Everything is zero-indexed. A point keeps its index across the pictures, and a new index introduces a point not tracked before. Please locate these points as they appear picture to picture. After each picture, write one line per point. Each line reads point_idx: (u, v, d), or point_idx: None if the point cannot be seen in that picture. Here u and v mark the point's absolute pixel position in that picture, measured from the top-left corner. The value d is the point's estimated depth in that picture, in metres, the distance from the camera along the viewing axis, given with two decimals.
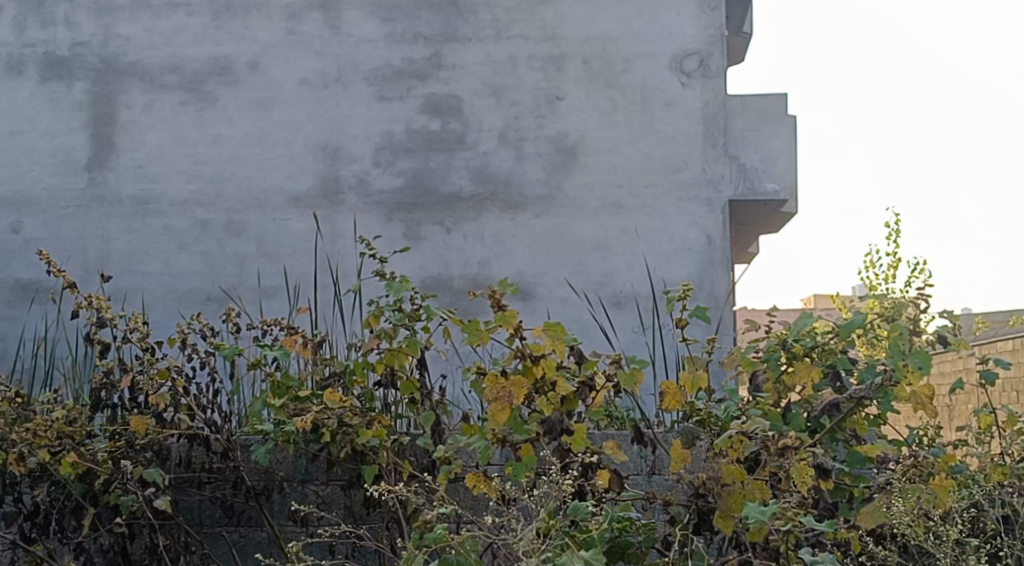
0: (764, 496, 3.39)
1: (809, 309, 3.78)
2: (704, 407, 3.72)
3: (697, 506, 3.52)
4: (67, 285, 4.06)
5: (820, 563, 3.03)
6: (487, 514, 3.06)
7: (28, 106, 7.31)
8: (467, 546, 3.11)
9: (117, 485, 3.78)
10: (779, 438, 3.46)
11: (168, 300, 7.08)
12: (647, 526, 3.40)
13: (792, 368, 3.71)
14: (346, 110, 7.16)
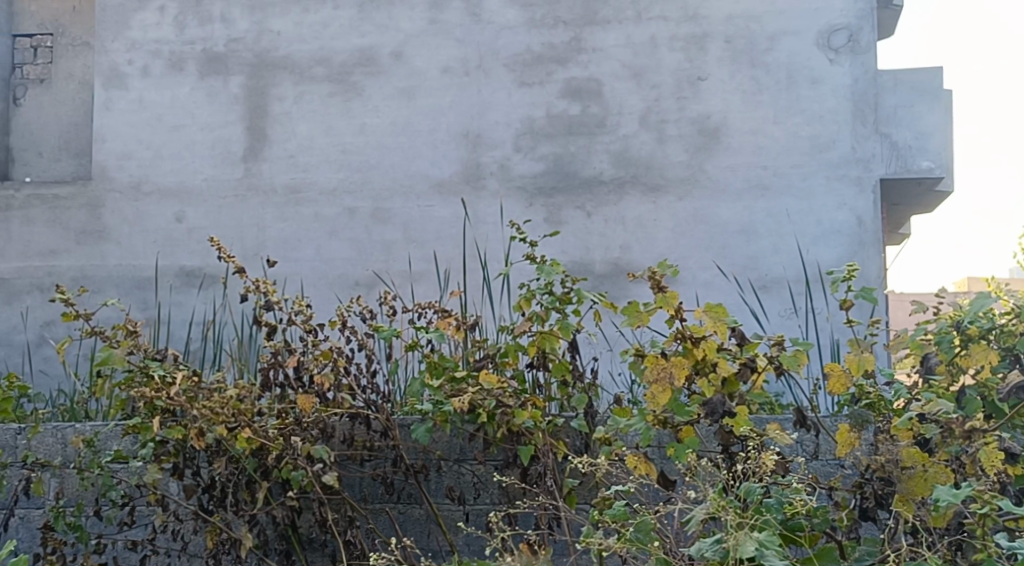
0: (949, 480, 3.41)
1: (988, 290, 3.72)
2: (873, 391, 3.70)
3: (876, 490, 3.62)
4: (237, 270, 4.22)
5: (1018, 547, 3.01)
6: (669, 488, 3.17)
7: (189, 101, 7.56)
8: (647, 525, 3.16)
9: (288, 460, 3.96)
10: (964, 420, 3.43)
11: (321, 285, 7.29)
12: (821, 508, 3.35)
13: (967, 351, 3.68)
14: (487, 97, 7.26)
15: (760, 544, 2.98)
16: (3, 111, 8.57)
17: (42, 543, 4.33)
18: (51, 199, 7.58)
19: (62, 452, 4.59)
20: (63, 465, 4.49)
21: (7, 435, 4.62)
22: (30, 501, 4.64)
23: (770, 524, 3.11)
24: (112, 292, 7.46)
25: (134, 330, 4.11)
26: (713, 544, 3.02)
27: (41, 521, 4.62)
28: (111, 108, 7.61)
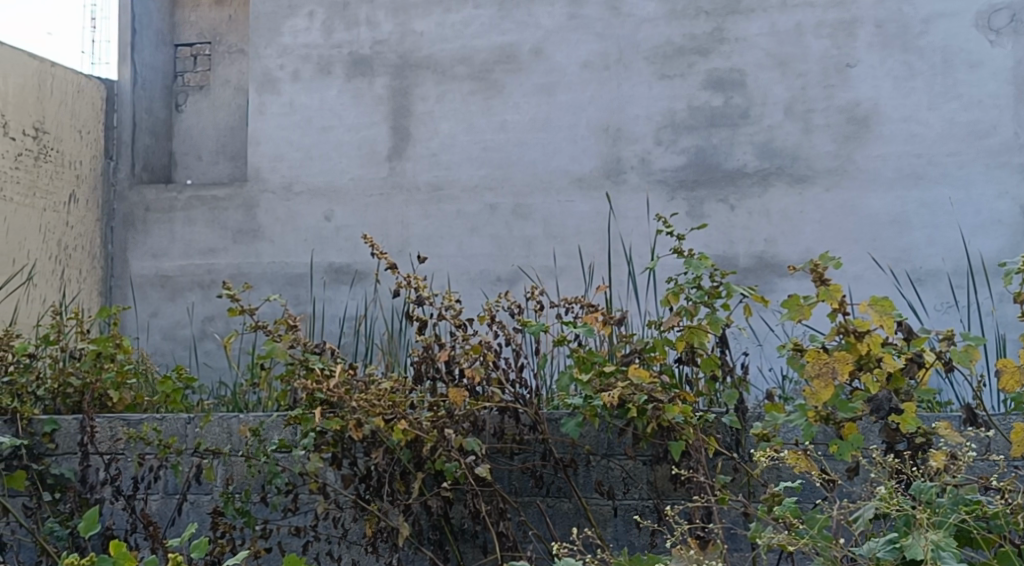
0: None
1: None
2: None
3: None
4: (389, 266, 4.29)
5: None
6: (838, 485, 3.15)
7: (337, 103, 7.86)
8: (816, 522, 3.14)
9: (442, 453, 4.03)
10: None
11: (463, 281, 7.52)
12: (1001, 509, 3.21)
13: None
14: (627, 91, 7.32)
15: (936, 546, 2.92)
16: (166, 117, 9.22)
17: (214, 527, 4.49)
18: (209, 201, 8.10)
19: (230, 440, 4.75)
20: (232, 452, 4.67)
21: (178, 424, 4.82)
22: (200, 486, 4.82)
23: (946, 524, 3.07)
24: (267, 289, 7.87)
25: (295, 324, 4.22)
26: (887, 545, 3.00)
27: (211, 506, 4.79)
28: (264, 112, 7.99)
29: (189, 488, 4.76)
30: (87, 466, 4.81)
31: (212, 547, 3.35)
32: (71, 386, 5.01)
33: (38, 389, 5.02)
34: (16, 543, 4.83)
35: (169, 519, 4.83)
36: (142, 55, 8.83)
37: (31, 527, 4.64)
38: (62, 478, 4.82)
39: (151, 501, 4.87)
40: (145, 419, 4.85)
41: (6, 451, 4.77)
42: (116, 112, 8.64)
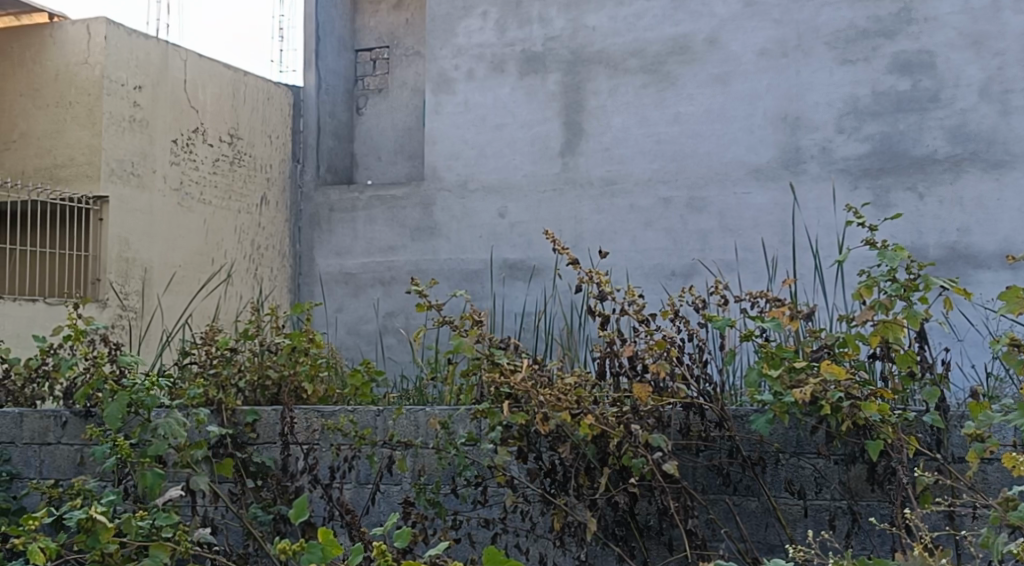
0: None
1: None
2: None
3: None
4: (570, 261, 4.27)
5: None
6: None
7: (510, 100, 9.36)
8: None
9: (629, 448, 4.02)
10: None
11: (639, 274, 8.84)
12: None
13: None
14: (806, 77, 8.38)
15: None
16: (348, 119, 11.24)
17: (406, 516, 4.67)
18: (387, 200, 9.89)
19: (420, 433, 4.92)
20: (424, 444, 4.86)
21: (368, 416, 5.02)
22: (391, 477, 4.99)
23: None
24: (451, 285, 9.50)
25: (480, 319, 4.42)
26: None
27: (401, 496, 4.96)
28: (440, 112, 9.62)
29: (381, 478, 4.95)
30: (288, 456, 5.06)
31: (411, 536, 3.65)
32: (269, 377, 5.58)
33: (239, 381, 5.57)
34: (226, 528, 5.10)
35: (364, 507, 5.02)
36: (325, 61, 10.89)
37: (238, 513, 4.90)
38: (264, 465, 5.07)
39: (346, 489, 5.06)
40: (338, 411, 5.06)
41: (211, 439, 5.04)
42: (301, 116, 10.79)
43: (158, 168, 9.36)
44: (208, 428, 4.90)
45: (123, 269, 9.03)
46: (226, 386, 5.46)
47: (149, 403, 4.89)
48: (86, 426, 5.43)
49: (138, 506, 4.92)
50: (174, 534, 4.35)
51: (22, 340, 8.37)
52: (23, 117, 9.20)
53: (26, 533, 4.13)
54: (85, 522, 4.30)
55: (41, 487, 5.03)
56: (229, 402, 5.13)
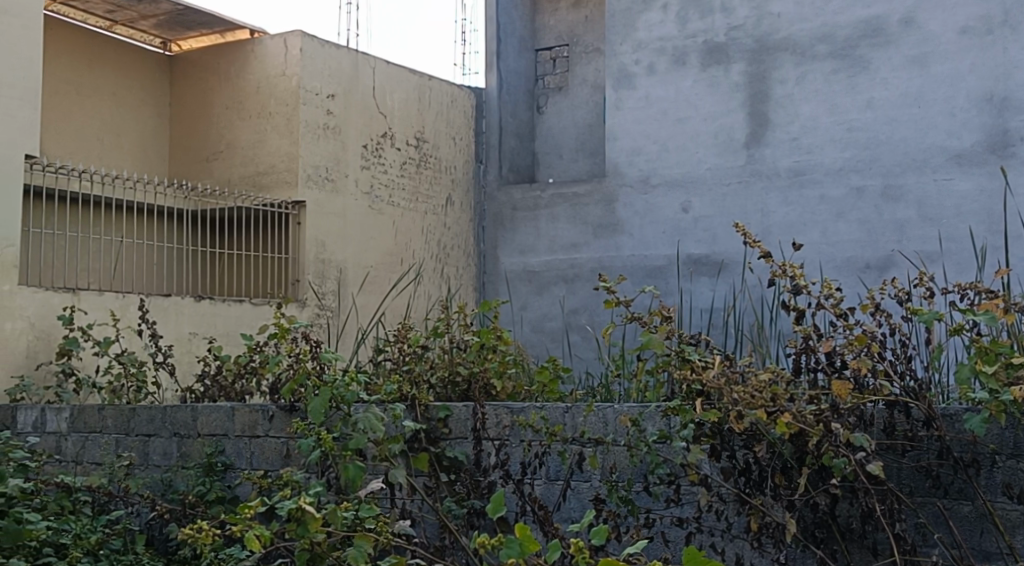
0: None
1: None
2: None
3: None
4: (763, 255, 4.15)
5: None
6: None
7: (692, 92, 9.27)
8: None
9: (829, 448, 3.92)
10: None
11: (832, 267, 8.67)
12: None
13: None
14: (1014, 55, 8.16)
15: None
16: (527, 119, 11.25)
17: (597, 513, 4.72)
18: (569, 198, 9.94)
19: (609, 429, 4.85)
20: (615, 441, 4.81)
21: (557, 412, 5.00)
22: (581, 473, 4.95)
23: None
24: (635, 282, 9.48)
25: (669, 316, 4.43)
26: None
27: (591, 493, 4.91)
28: (621, 108, 9.55)
29: (572, 475, 4.95)
30: (479, 451, 5.15)
31: (610, 532, 3.64)
32: (459, 374, 5.72)
33: (431, 377, 5.73)
34: (422, 519, 5.22)
35: (556, 503, 5.00)
36: (505, 62, 10.95)
37: (432, 505, 5.04)
38: (456, 460, 5.18)
39: (537, 485, 5.07)
40: (528, 408, 5.09)
41: (407, 434, 5.14)
42: (483, 117, 10.88)
43: (350, 173, 9.58)
44: (405, 423, 5.01)
45: (320, 270, 9.28)
46: (417, 382, 5.61)
47: (349, 398, 5.15)
48: (290, 420, 5.80)
49: (342, 497, 5.08)
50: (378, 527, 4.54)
51: (232, 339, 8.68)
52: (229, 128, 9.54)
53: (243, 521, 4.43)
54: (295, 513, 4.44)
55: (253, 477, 5.44)
56: (422, 399, 5.26)
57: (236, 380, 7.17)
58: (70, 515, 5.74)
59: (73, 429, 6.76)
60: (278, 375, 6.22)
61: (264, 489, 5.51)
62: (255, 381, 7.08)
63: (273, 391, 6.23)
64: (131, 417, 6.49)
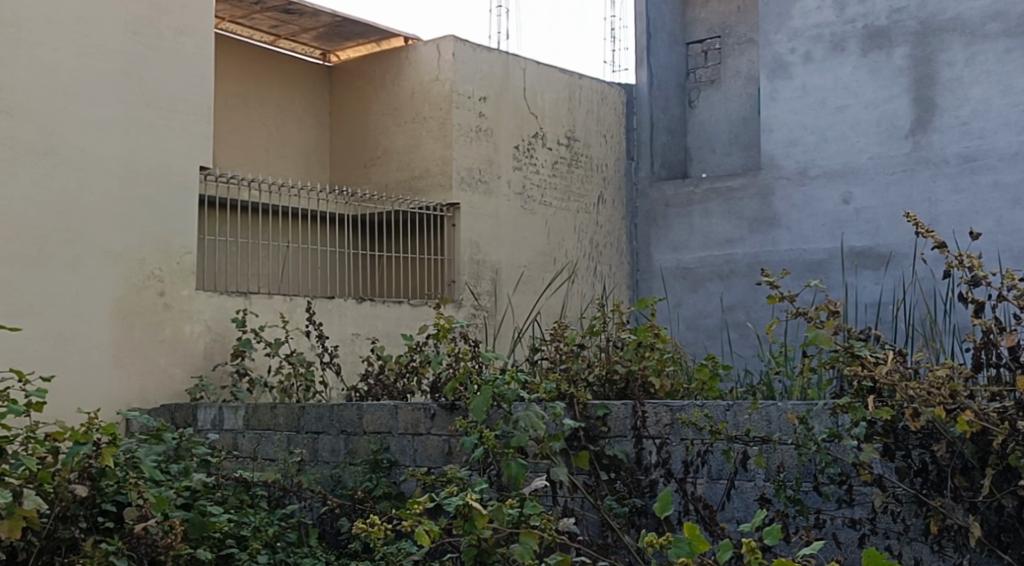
0: None
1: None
2: None
3: None
4: (937, 245, 4.01)
5: None
6: None
7: (852, 80, 9.15)
8: None
9: (1015, 447, 3.88)
10: None
11: (1008, 257, 8.42)
12: None
13: None
14: None
15: None
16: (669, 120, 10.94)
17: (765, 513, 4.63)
18: (724, 192, 9.87)
19: (779, 427, 4.74)
20: (783, 440, 4.71)
21: (720, 410, 4.92)
22: (746, 472, 4.84)
23: None
24: (796, 276, 9.34)
25: (836, 310, 4.42)
26: None
27: (757, 493, 4.80)
28: (777, 98, 9.50)
29: (736, 474, 4.84)
30: (641, 449, 5.10)
31: (781, 533, 3.72)
32: (617, 372, 5.67)
33: (589, 375, 5.68)
34: (584, 517, 5.17)
35: (720, 502, 4.90)
36: (657, 57, 10.88)
37: (594, 504, 5.03)
38: (617, 458, 5.13)
39: (699, 484, 4.97)
40: (689, 405, 5.01)
41: (567, 432, 5.13)
42: (634, 114, 10.78)
43: (503, 173, 9.62)
44: (565, 421, 5.02)
45: (476, 270, 9.34)
46: (575, 380, 5.57)
47: (510, 396, 5.16)
48: (452, 419, 5.87)
49: (504, 496, 5.14)
50: (541, 523, 4.61)
51: (393, 339, 8.80)
52: (386, 134, 9.67)
53: (413, 516, 4.57)
54: (463, 509, 4.54)
55: (416, 473, 5.53)
56: (581, 397, 5.22)
57: (398, 380, 7.28)
58: (250, 508, 6.00)
59: (249, 427, 6.93)
60: (440, 375, 6.29)
61: (428, 485, 5.58)
62: (418, 379, 7.23)
63: (434, 390, 6.31)
64: (300, 415, 6.63)
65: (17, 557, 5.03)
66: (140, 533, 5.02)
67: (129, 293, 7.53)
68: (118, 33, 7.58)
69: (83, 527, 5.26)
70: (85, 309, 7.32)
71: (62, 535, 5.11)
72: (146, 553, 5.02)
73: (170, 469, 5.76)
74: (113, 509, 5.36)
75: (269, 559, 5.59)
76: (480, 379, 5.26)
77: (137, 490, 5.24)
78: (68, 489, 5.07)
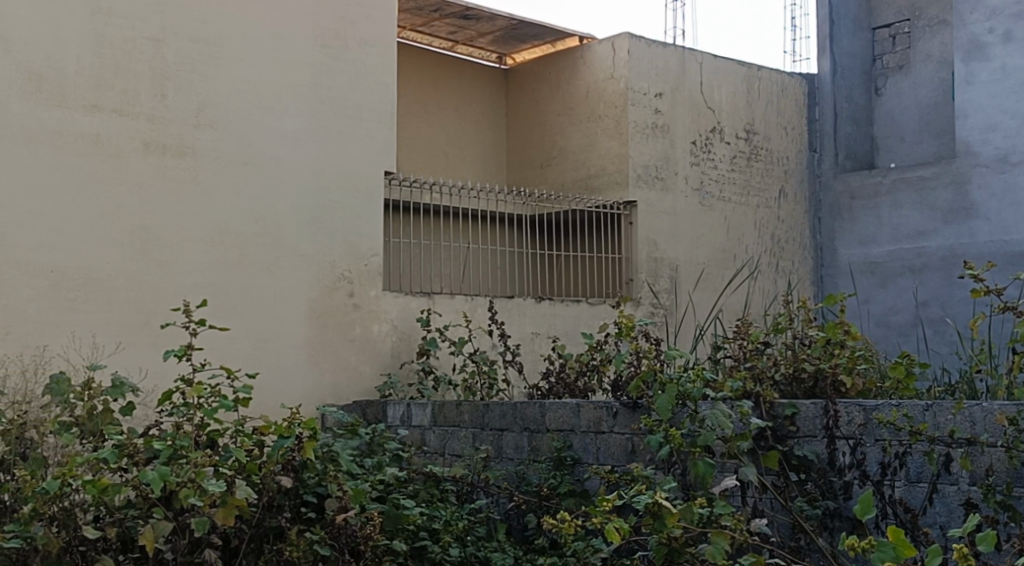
0: None
1: None
2: None
3: None
4: None
5: None
6: None
7: None
8: None
9: None
10: None
11: None
12: None
13: None
14: None
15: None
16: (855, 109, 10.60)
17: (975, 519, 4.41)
18: (915, 182, 9.58)
19: (987, 428, 4.51)
20: (993, 442, 4.48)
21: (919, 410, 4.71)
22: (949, 475, 4.63)
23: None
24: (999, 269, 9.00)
25: None
26: None
27: (961, 498, 4.58)
28: (973, 82, 9.22)
29: (940, 478, 4.64)
30: (834, 450, 4.93)
31: (993, 540, 3.57)
32: (805, 370, 5.46)
33: (776, 373, 5.50)
34: (774, 518, 5.04)
35: (921, 506, 4.69)
36: (840, 45, 10.58)
37: (784, 506, 4.90)
38: (807, 459, 4.99)
39: (897, 488, 4.77)
40: (886, 405, 4.82)
41: (753, 432, 5.05)
42: (816, 104, 10.50)
43: (680, 170, 9.47)
44: (752, 420, 4.93)
45: (654, 268, 9.23)
46: (761, 378, 5.42)
47: (695, 394, 5.05)
48: (634, 417, 5.79)
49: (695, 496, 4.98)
50: (733, 524, 4.48)
51: (573, 338, 8.77)
52: (562, 134, 9.63)
53: (601, 514, 4.52)
54: (652, 506, 4.48)
55: (599, 471, 5.51)
56: (768, 396, 5.09)
57: (579, 378, 7.20)
58: (439, 502, 5.98)
59: (436, 424, 6.99)
60: (621, 375, 6.21)
61: (611, 484, 5.54)
62: (600, 378, 7.16)
63: (616, 389, 6.24)
64: (484, 413, 6.64)
65: (230, 544, 5.21)
66: (341, 524, 5.19)
67: (322, 294, 7.68)
68: (307, 46, 7.75)
69: (288, 516, 5.29)
70: (283, 311, 7.52)
71: (270, 523, 5.22)
72: (347, 543, 5.22)
73: (365, 464, 5.91)
74: (314, 500, 5.35)
75: (460, 553, 5.66)
76: (662, 378, 5.18)
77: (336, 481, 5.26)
78: (275, 481, 5.20)
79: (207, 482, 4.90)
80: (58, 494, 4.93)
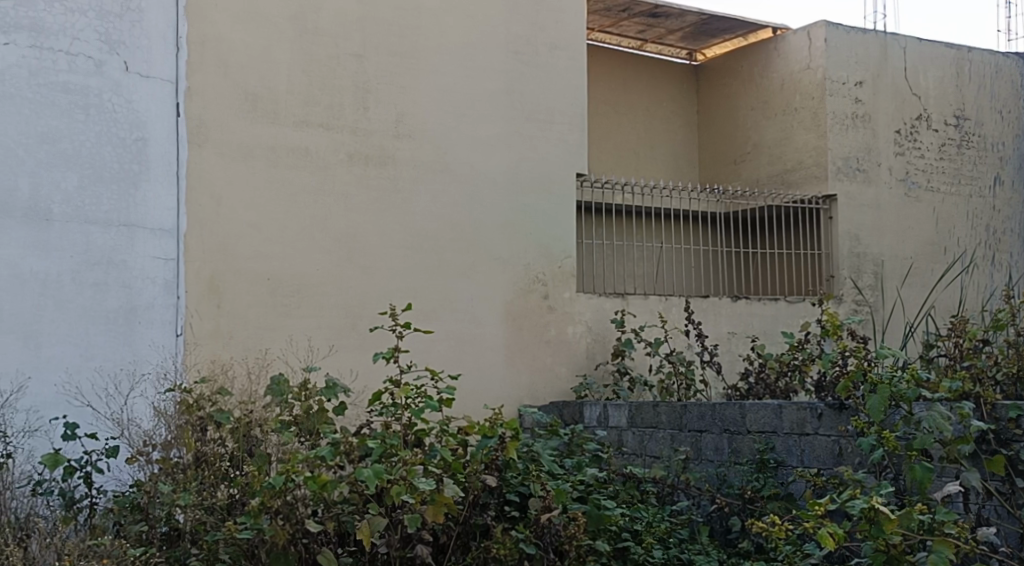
0: None
1: None
2: None
3: None
4: None
5: None
6: None
7: None
8: None
9: None
10: None
11: None
12: None
13: None
14: None
15: None
16: None
17: None
18: None
19: None
20: None
21: None
22: None
23: None
24: None
25: None
26: None
27: None
28: None
29: None
30: None
31: None
32: None
33: (997, 373, 5.27)
34: (1000, 526, 4.82)
35: None
36: None
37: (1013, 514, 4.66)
38: None
39: None
40: None
41: (975, 435, 4.77)
42: None
43: (883, 161, 9.14)
44: (973, 422, 4.68)
45: (856, 264, 8.92)
46: (982, 378, 5.14)
47: (910, 395, 4.83)
48: (842, 418, 5.58)
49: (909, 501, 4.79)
50: (956, 532, 4.34)
51: (772, 337, 8.56)
52: (755, 128, 9.41)
53: (814, 518, 4.43)
54: (868, 512, 4.34)
55: (805, 475, 5.33)
56: (988, 398, 4.82)
57: (780, 379, 7.05)
58: (640, 503, 5.96)
59: (632, 425, 6.89)
60: (828, 375, 6.01)
61: (818, 488, 5.41)
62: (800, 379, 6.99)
63: (821, 391, 6.09)
64: (682, 413, 6.51)
65: (439, 540, 5.22)
66: (545, 524, 5.19)
67: (517, 297, 7.68)
68: (500, 54, 7.76)
69: (492, 515, 5.30)
70: (480, 314, 7.55)
71: (476, 521, 5.25)
72: (551, 542, 5.23)
73: (565, 464, 5.82)
74: (517, 500, 5.32)
75: (664, 554, 5.56)
76: (873, 377, 4.93)
77: (540, 482, 5.27)
78: (480, 480, 5.18)
79: (419, 480, 4.90)
80: (284, 488, 4.90)
